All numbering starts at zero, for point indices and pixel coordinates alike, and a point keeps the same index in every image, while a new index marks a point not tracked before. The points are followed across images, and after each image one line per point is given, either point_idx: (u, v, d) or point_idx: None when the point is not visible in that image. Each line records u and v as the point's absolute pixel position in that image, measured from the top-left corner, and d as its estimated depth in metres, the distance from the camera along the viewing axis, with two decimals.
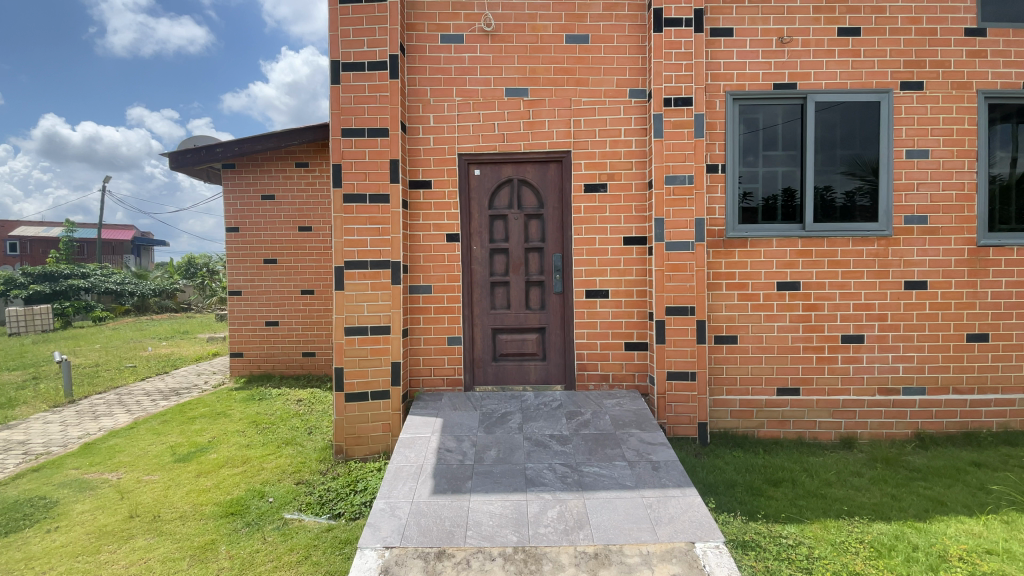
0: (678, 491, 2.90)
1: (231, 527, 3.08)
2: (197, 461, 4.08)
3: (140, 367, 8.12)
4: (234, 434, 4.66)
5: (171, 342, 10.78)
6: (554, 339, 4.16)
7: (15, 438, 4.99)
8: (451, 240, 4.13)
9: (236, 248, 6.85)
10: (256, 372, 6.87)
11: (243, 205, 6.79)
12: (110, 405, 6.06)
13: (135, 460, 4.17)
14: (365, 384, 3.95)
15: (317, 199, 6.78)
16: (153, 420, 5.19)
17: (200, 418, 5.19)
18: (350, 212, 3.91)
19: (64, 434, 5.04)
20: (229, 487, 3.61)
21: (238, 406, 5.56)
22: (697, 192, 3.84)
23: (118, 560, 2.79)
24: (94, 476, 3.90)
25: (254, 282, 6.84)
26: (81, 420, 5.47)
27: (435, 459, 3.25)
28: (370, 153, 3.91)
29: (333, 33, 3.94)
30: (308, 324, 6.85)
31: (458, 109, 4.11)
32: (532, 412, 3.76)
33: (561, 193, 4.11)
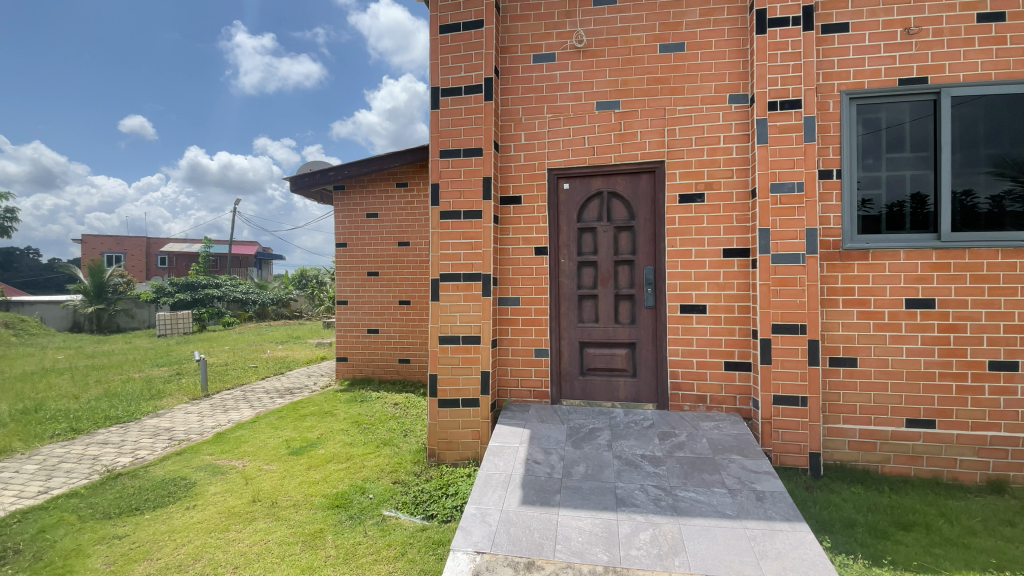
0: (785, 525, 2.66)
1: (336, 518, 3.32)
2: (307, 455, 4.45)
3: (260, 367, 9.09)
4: (339, 433, 5.04)
5: (286, 346, 11.95)
6: (645, 355, 4.03)
7: (164, 424, 5.79)
8: (540, 253, 4.17)
9: (343, 262, 7.47)
10: (358, 376, 7.39)
11: (350, 223, 7.41)
12: (236, 400, 6.84)
13: (257, 450, 4.66)
14: (457, 392, 4.09)
15: (415, 216, 7.20)
16: (271, 415, 5.78)
17: (310, 416, 5.68)
18: (445, 227, 4.12)
19: (201, 423, 5.77)
20: (335, 481, 3.90)
21: (342, 406, 6.02)
22: (808, 200, 3.56)
23: (242, 539, 3.11)
24: (224, 463, 4.41)
25: (358, 292, 7.40)
26: (214, 412, 6.22)
27: (523, 469, 3.27)
28: (465, 172, 4.10)
29: (434, 62, 4.22)
30: (404, 332, 7.25)
31: (549, 125, 4.18)
32: (621, 430, 3.66)
33: (654, 204, 4.01)
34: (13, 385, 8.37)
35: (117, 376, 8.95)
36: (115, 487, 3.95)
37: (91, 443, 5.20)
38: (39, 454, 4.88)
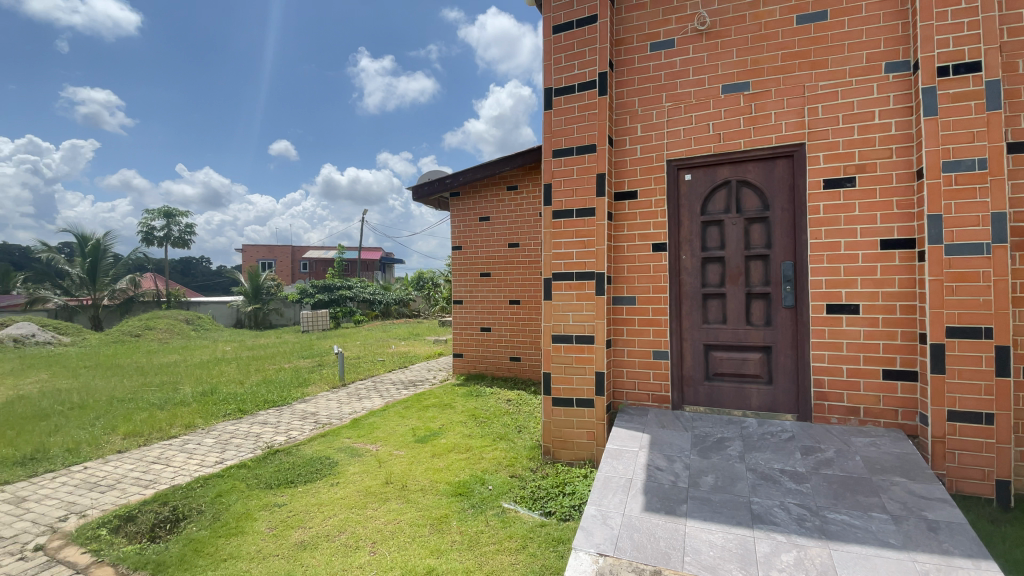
0: (970, 563, 2.23)
1: (460, 506, 3.48)
2: (431, 444, 4.74)
3: (387, 361, 9.91)
4: (458, 424, 5.30)
5: (407, 342, 12.90)
6: (783, 360, 3.66)
7: (310, 409, 6.54)
8: (658, 249, 4.00)
9: (458, 264, 7.85)
10: (473, 372, 7.71)
11: (464, 226, 7.76)
12: (367, 390, 7.52)
13: (387, 436, 5.07)
14: (571, 392, 4.06)
15: (525, 217, 7.32)
16: (398, 405, 6.26)
17: (432, 407, 6.05)
18: (558, 226, 4.12)
19: (339, 409, 6.43)
20: (457, 470, 4.09)
21: (460, 400, 6.31)
22: (994, 178, 2.97)
23: (379, 516, 3.39)
24: (360, 446, 4.86)
25: (471, 292, 7.72)
26: (349, 400, 6.90)
27: (645, 475, 3.15)
28: (579, 169, 4.06)
29: (547, 62, 4.26)
30: (515, 331, 7.40)
31: (668, 115, 3.99)
32: (755, 442, 3.36)
33: (793, 192, 3.63)
34: (198, 371, 10.07)
35: (272, 366, 10.34)
36: (274, 461, 4.54)
37: (255, 422, 6.05)
38: (218, 429, 5.79)
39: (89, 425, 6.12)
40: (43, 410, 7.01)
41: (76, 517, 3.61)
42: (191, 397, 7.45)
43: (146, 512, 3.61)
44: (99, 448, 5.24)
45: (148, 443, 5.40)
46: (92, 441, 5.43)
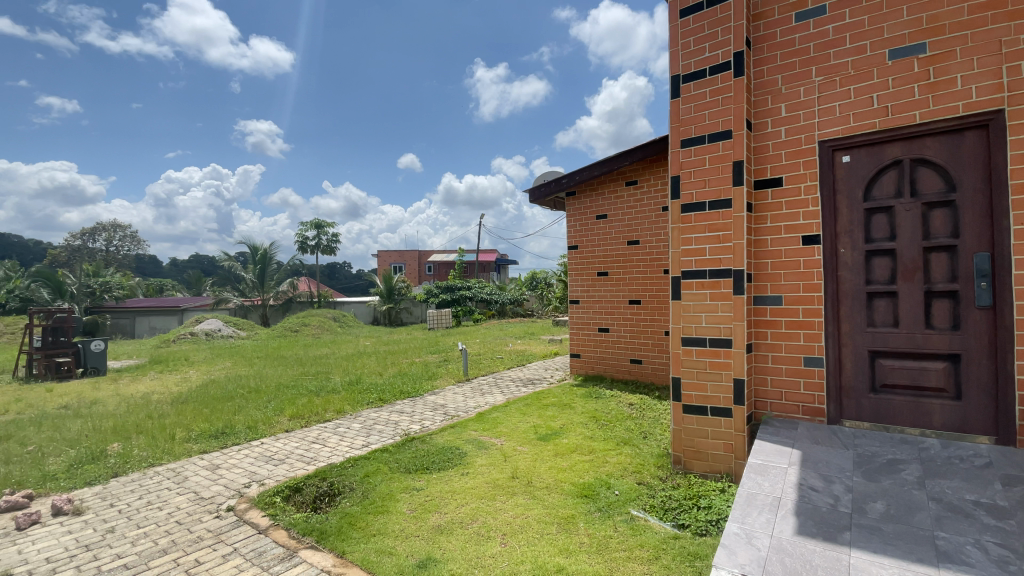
0: None
1: (586, 507, 3.44)
2: (554, 443, 4.77)
3: (506, 359, 10.23)
4: (579, 425, 5.27)
5: (524, 341, 13.19)
6: (977, 371, 3.02)
7: (439, 401, 6.99)
8: (809, 242, 3.59)
9: (576, 263, 7.82)
10: (591, 373, 7.63)
11: (581, 225, 7.71)
12: (490, 386, 7.83)
13: (510, 432, 5.22)
14: (704, 398, 3.81)
15: (644, 213, 7.04)
16: (519, 402, 6.42)
17: (552, 406, 6.10)
18: (688, 221, 3.89)
19: (465, 403, 6.78)
20: (581, 471, 4.06)
21: (580, 400, 6.28)
22: None
23: (507, 510, 3.49)
24: (486, 439, 5.07)
25: (589, 292, 7.63)
26: (473, 395, 7.24)
27: (797, 495, 2.83)
28: (711, 159, 3.80)
29: (674, 49, 4.06)
30: (635, 332, 7.16)
31: (819, 91, 3.57)
32: (938, 467, 2.83)
33: (990, 169, 2.98)
34: (343, 363, 11.32)
35: (404, 360, 11.25)
36: (410, 447, 4.92)
37: (392, 411, 6.62)
38: (361, 415, 6.45)
39: (263, 406, 7.19)
40: (230, 392, 8.40)
41: (257, 485, 4.26)
42: (339, 386, 8.39)
43: (309, 486, 4.13)
44: (271, 426, 6.13)
45: (308, 424, 6.19)
46: (266, 420, 6.37)
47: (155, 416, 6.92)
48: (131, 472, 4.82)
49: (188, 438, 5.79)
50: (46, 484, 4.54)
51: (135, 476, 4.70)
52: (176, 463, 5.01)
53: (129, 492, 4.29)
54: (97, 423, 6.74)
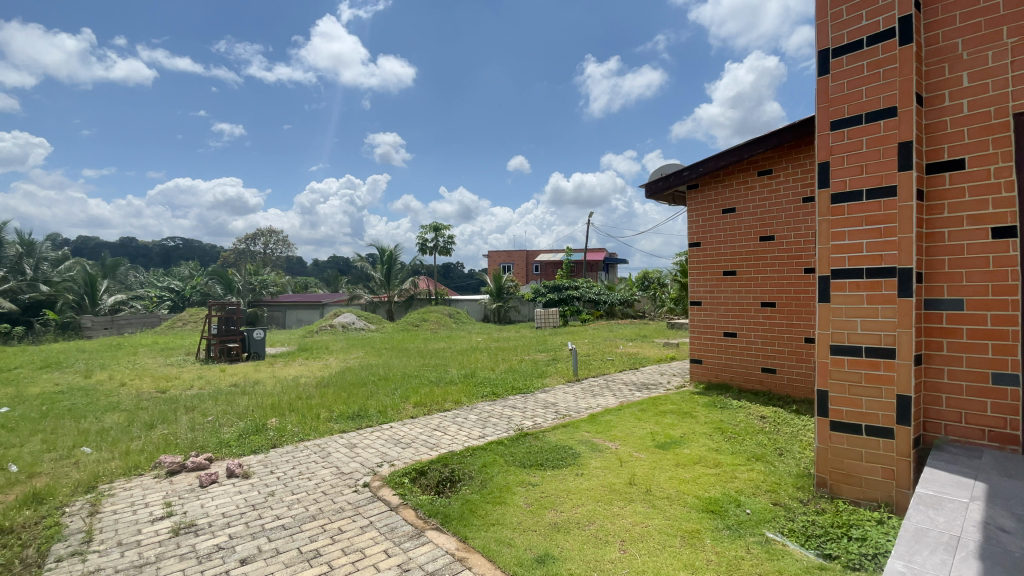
0: None
1: (712, 524, 3.22)
2: (674, 452, 4.54)
3: (617, 360, 9.99)
4: (701, 435, 4.96)
5: (636, 343, 12.76)
6: None
7: (551, 400, 7.03)
8: (1001, 236, 2.98)
9: (698, 261, 7.37)
10: (714, 381, 7.16)
11: (705, 220, 7.24)
12: (602, 387, 7.70)
13: (626, 436, 5.08)
14: (858, 415, 3.35)
15: (779, 206, 6.41)
16: (634, 406, 6.23)
17: (671, 413, 5.81)
18: (839, 213, 3.46)
19: (577, 403, 6.74)
20: (706, 485, 3.81)
21: (702, 409, 5.91)
22: None
23: (626, 516, 3.39)
24: (600, 442, 4.98)
25: (713, 293, 7.15)
26: (586, 396, 7.18)
27: (981, 536, 2.35)
28: (869, 141, 3.33)
29: (822, 21, 3.64)
30: (767, 338, 6.56)
31: (1014, 53, 2.94)
32: None
33: None
34: (459, 357, 11.90)
35: (516, 357, 11.51)
36: (525, 443, 5.01)
37: (506, 405, 6.81)
38: (477, 408, 6.73)
39: (390, 393, 7.83)
40: (362, 380, 9.28)
41: (387, 465, 4.64)
42: (456, 379, 8.83)
43: (432, 470, 4.40)
44: (398, 412, 6.65)
45: (429, 413, 6.61)
46: (393, 406, 6.93)
47: (303, 397, 7.88)
48: (286, 445, 5.53)
49: (330, 418, 6.50)
50: (224, 449, 5.40)
51: (289, 448, 5.39)
52: (321, 440, 5.65)
53: (285, 462, 4.93)
54: (259, 400, 7.85)
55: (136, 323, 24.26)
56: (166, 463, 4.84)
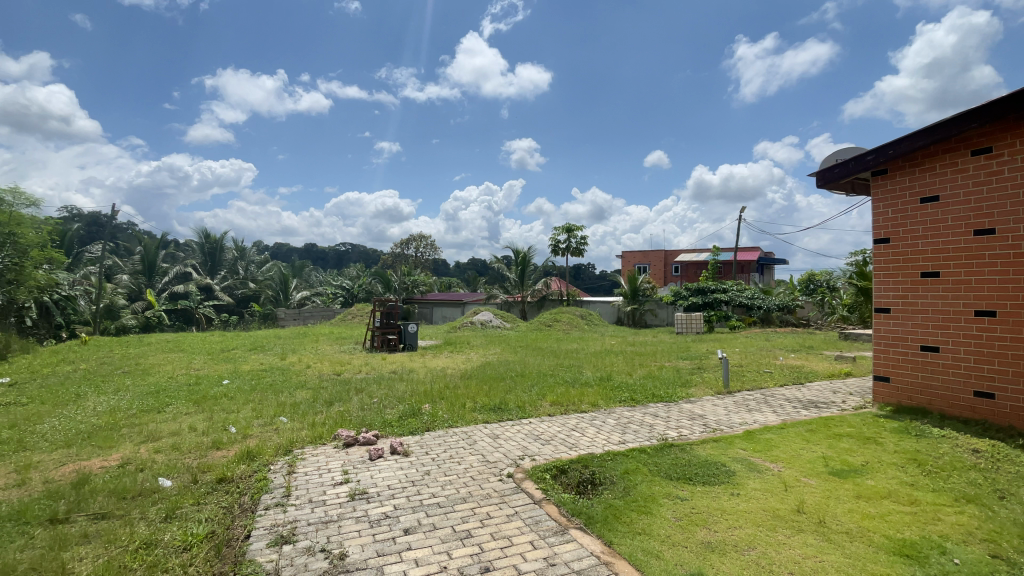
0: None
1: (908, 571, 2.70)
2: (853, 482, 3.92)
3: (776, 373, 8.97)
4: (889, 466, 4.21)
5: (799, 355, 11.30)
6: None
7: (698, 411, 6.57)
8: None
9: (886, 260, 6.27)
10: (907, 404, 6.03)
11: (895, 212, 6.13)
12: (759, 403, 6.97)
13: (790, 459, 4.52)
14: None
15: (1004, 191, 5.15)
16: (800, 426, 5.52)
17: (847, 438, 5.03)
18: None
19: (729, 418, 6.20)
20: (898, 524, 3.22)
21: (890, 436, 5.00)
22: None
23: (794, 547, 3.01)
24: (759, 462, 4.51)
25: (906, 298, 6.02)
26: (739, 411, 6.56)
27: None
28: None
29: None
30: (983, 357, 5.32)
31: None
32: None
33: None
34: (595, 359, 11.79)
35: (656, 362, 11.00)
36: (671, 453, 4.74)
37: (648, 413, 6.53)
38: (617, 413, 6.57)
39: (529, 390, 8.04)
40: (502, 375, 9.67)
41: (529, 458, 4.76)
42: (593, 381, 8.74)
43: (573, 469, 4.39)
44: (537, 408, 6.79)
45: (568, 413, 6.63)
46: (532, 403, 7.10)
47: (450, 387, 8.49)
48: (438, 430, 6.00)
49: (474, 408, 6.89)
50: (387, 428, 6.06)
51: (440, 433, 5.83)
52: (467, 428, 6.02)
53: (437, 445, 5.35)
54: (413, 387, 8.66)
55: (315, 316, 28.52)
56: (343, 437, 5.58)
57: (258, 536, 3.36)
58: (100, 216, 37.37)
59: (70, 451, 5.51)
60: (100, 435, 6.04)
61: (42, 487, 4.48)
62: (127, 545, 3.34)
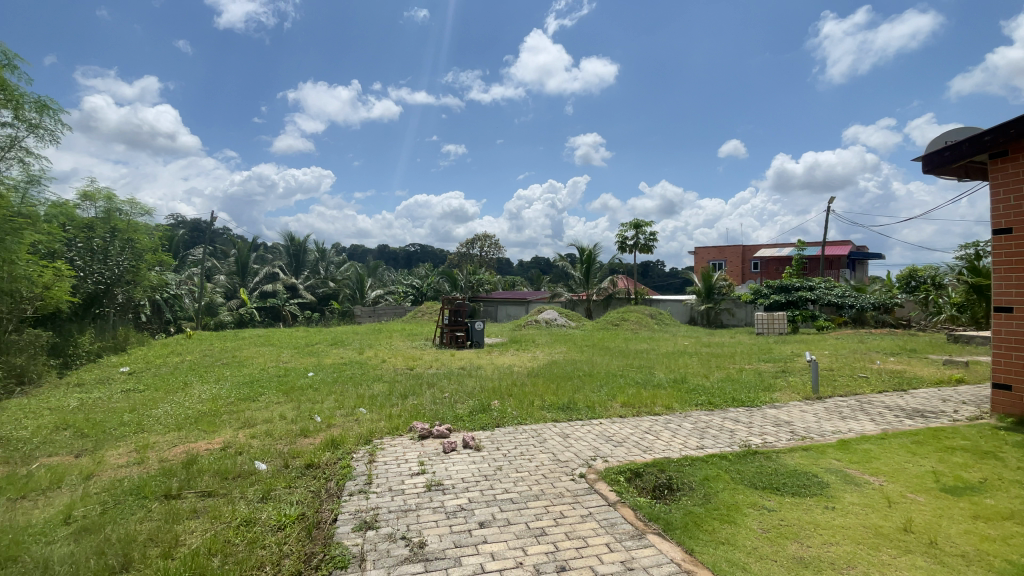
0: None
1: None
2: (970, 501, 3.49)
3: (873, 378, 8.19)
4: (1016, 485, 3.70)
5: (900, 359, 10.25)
6: None
7: (783, 417, 6.13)
8: None
9: (1006, 254, 5.51)
10: None
11: (1018, 199, 5.37)
12: (854, 410, 6.39)
13: (893, 472, 4.11)
14: None
15: None
16: (904, 437, 5.00)
17: (962, 452, 4.49)
18: None
19: (819, 425, 5.74)
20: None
21: (1015, 451, 4.41)
22: None
23: (901, 569, 2.72)
24: (856, 474, 4.13)
25: None
26: (831, 418, 6.05)
27: None
28: None
29: None
30: None
31: None
32: None
33: None
34: (667, 359, 11.38)
35: (733, 365, 10.41)
36: (755, 461, 4.46)
37: (727, 418, 6.19)
38: (693, 416, 6.29)
39: (599, 390, 7.90)
40: (570, 374, 9.57)
41: (602, 460, 4.67)
42: (665, 382, 8.42)
43: (649, 473, 4.25)
44: (607, 409, 6.65)
45: (639, 415, 6.44)
46: (602, 403, 6.96)
47: (518, 384, 8.53)
48: (507, 426, 6.05)
49: (543, 406, 6.88)
50: (459, 423, 6.19)
51: (510, 430, 5.87)
52: (537, 426, 6.01)
53: (508, 442, 5.39)
54: (483, 383, 8.80)
55: (388, 313, 29.78)
56: (417, 429, 5.77)
57: (344, 520, 3.55)
58: (201, 222, 41.38)
59: (180, 433, 6.12)
60: (204, 420, 6.66)
61: (158, 465, 5.02)
62: (230, 521, 3.66)
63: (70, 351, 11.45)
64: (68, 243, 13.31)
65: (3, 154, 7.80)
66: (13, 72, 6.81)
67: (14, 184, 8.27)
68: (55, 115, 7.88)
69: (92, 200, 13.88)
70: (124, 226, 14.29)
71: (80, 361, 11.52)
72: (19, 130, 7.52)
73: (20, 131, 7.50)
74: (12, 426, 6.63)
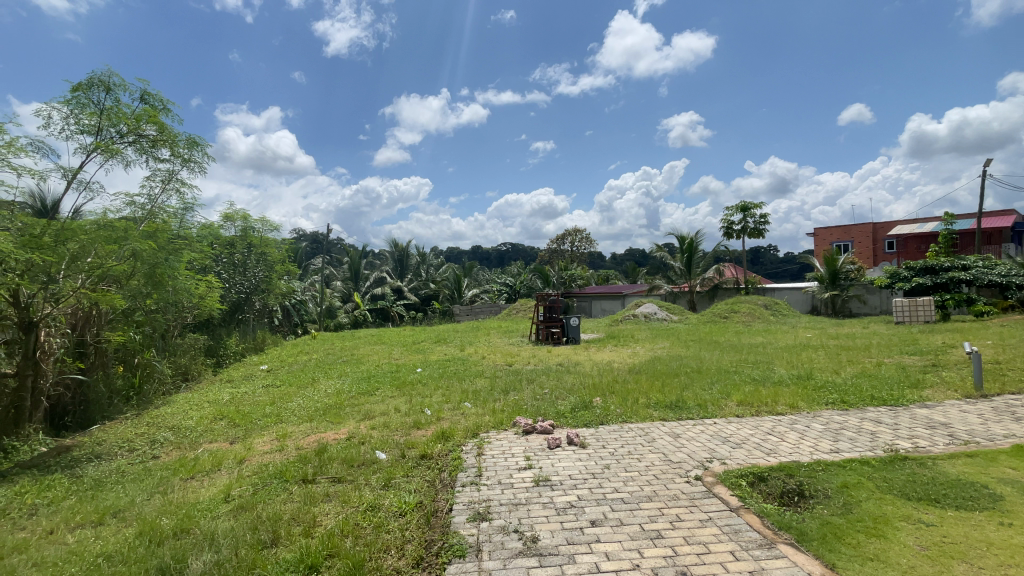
0: None
1: None
2: None
3: None
4: None
5: None
6: None
7: (937, 418, 5.30)
8: None
9: None
10: None
11: None
12: None
13: None
14: None
15: None
16: None
17: None
18: None
19: (988, 428, 4.87)
20: None
21: None
22: None
23: None
24: None
25: None
26: (1002, 420, 5.11)
27: None
28: None
29: None
30: None
31: None
32: None
33: None
34: (784, 354, 10.44)
35: (869, 359, 9.22)
36: (906, 469, 3.89)
37: (865, 418, 5.49)
38: (823, 416, 5.67)
39: (709, 388, 7.43)
40: (674, 370, 9.13)
41: (719, 462, 4.37)
42: (787, 379, 7.69)
43: (775, 478, 3.90)
44: (721, 409, 6.22)
45: (758, 414, 5.94)
46: (715, 402, 6.53)
47: (620, 381, 8.32)
48: (612, 424, 5.91)
49: (649, 405, 6.61)
50: (563, 419, 6.17)
51: (615, 428, 5.73)
52: (644, 425, 5.81)
53: (615, 440, 5.25)
54: (583, 380, 8.70)
55: (485, 311, 30.64)
56: (521, 425, 5.85)
57: (459, 510, 3.70)
58: (319, 235, 46.10)
59: (311, 425, 6.79)
60: (331, 412, 7.34)
61: (296, 452, 5.62)
62: (358, 506, 3.98)
63: (222, 351, 13.29)
64: (217, 259, 15.51)
65: (166, 186, 9.23)
66: (168, 115, 7.98)
67: (176, 211, 9.77)
68: (202, 149, 9.13)
69: (232, 221, 15.93)
70: (257, 241, 16.22)
71: (228, 360, 13.31)
72: (176, 165, 8.85)
73: (176, 165, 8.82)
74: (182, 415, 7.85)
